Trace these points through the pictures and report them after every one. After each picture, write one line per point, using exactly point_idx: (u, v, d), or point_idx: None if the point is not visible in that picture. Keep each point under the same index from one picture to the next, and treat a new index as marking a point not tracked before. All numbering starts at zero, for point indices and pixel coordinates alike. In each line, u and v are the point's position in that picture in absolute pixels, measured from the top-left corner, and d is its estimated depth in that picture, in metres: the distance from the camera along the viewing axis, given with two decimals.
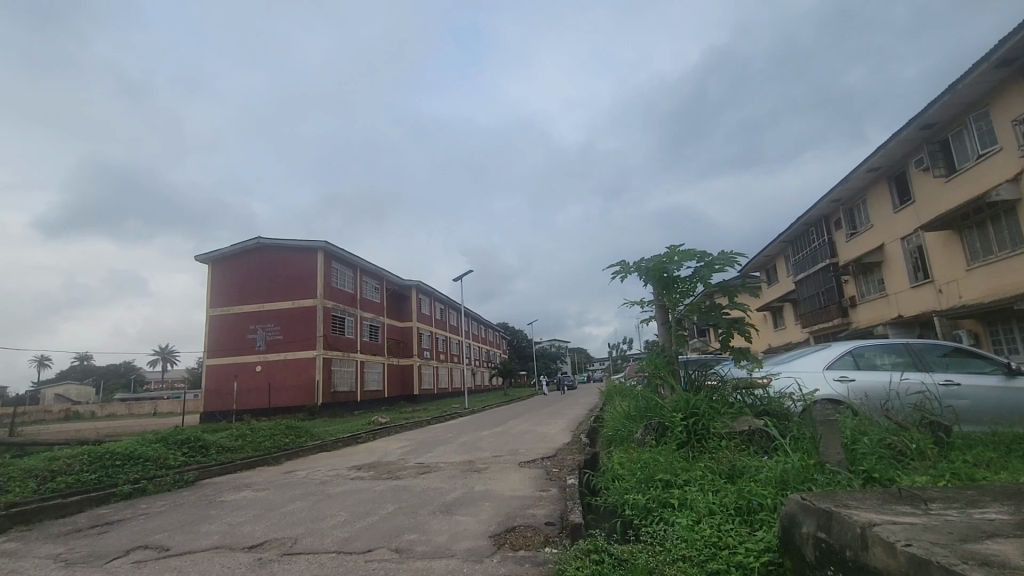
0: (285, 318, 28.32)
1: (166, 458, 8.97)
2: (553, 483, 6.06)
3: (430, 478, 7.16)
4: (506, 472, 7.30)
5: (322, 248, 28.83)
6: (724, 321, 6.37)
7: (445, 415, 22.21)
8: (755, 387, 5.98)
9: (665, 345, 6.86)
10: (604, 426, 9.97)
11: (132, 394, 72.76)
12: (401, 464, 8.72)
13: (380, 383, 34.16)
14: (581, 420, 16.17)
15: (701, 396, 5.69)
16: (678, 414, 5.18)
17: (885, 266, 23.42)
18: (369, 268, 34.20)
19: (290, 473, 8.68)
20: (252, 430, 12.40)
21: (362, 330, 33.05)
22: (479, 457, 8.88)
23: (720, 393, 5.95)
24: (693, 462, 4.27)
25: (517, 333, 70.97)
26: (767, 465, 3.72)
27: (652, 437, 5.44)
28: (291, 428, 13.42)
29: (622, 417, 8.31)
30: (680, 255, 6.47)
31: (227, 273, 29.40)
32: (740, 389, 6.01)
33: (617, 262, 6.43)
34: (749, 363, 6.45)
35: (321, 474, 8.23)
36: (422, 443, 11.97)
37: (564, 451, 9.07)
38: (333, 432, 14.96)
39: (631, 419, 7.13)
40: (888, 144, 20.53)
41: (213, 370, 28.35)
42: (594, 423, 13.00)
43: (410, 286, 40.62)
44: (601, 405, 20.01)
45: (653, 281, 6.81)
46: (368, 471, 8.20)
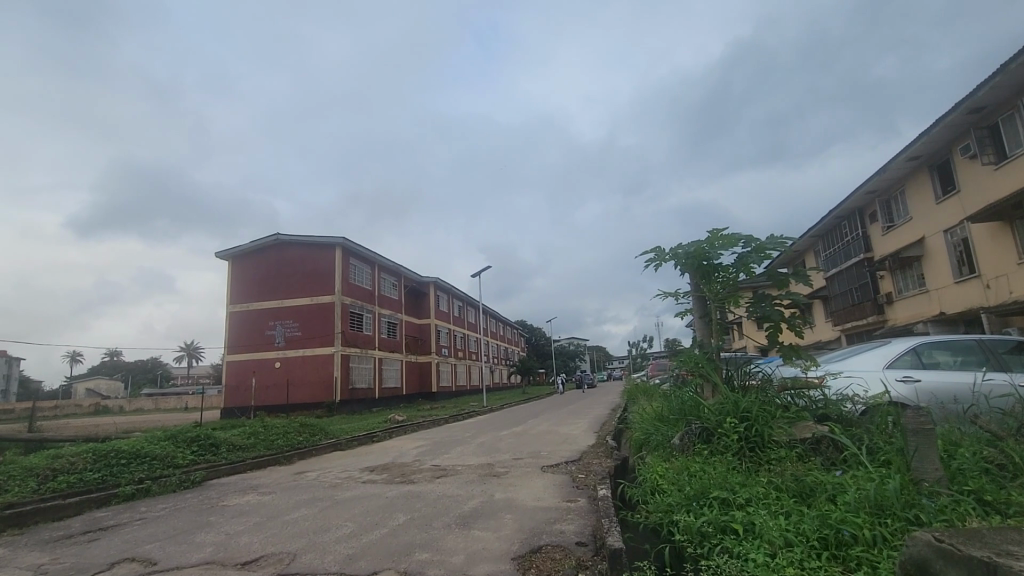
0: (303, 314, 28.21)
1: (174, 457, 8.64)
2: (580, 492, 5.46)
3: (446, 483, 6.64)
4: (529, 477, 6.73)
5: (340, 244, 28.61)
6: (775, 314, 5.64)
7: (464, 414, 21.81)
8: (807, 389, 5.29)
9: (705, 341, 6.19)
10: (633, 427, 9.35)
11: (159, 390, 73.97)
12: (417, 466, 8.20)
13: (398, 380, 33.94)
14: (604, 419, 15.52)
15: (750, 396, 5.04)
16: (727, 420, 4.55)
17: (926, 260, 22.22)
18: (387, 266, 33.91)
19: (301, 475, 8.23)
20: (265, 428, 12.08)
21: (379, 327, 32.77)
22: (499, 460, 8.33)
23: (769, 393, 5.27)
24: (753, 477, 3.65)
25: (535, 331, 70.26)
26: (850, 483, 3.10)
27: (694, 444, 4.82)
28: (305, 426, 13.04)
29: (654, 419, 7.66)
30: (722, 241, 5.80)
31: (247, 268, 29.41)
32: (788, 390, 5.35)
33: (652, 249, 5.82)
34: (802, 361, 5.74)
35: (331, 477, 7.75)
36: (439, 443, 11.47)
37: (590, 455, 8.44)
38: (348, 430, 14.59)
39: (667, 422, 6.48)
40: (932, 130, 19.31)
41: (234, 366, 28.41)
42: (619, 424, 12.34)
43: (427, 282, 40.25)
44: (625, 404, 19.34)
45: (691, 270, 6.15)
46: (381, 474, 7.70)
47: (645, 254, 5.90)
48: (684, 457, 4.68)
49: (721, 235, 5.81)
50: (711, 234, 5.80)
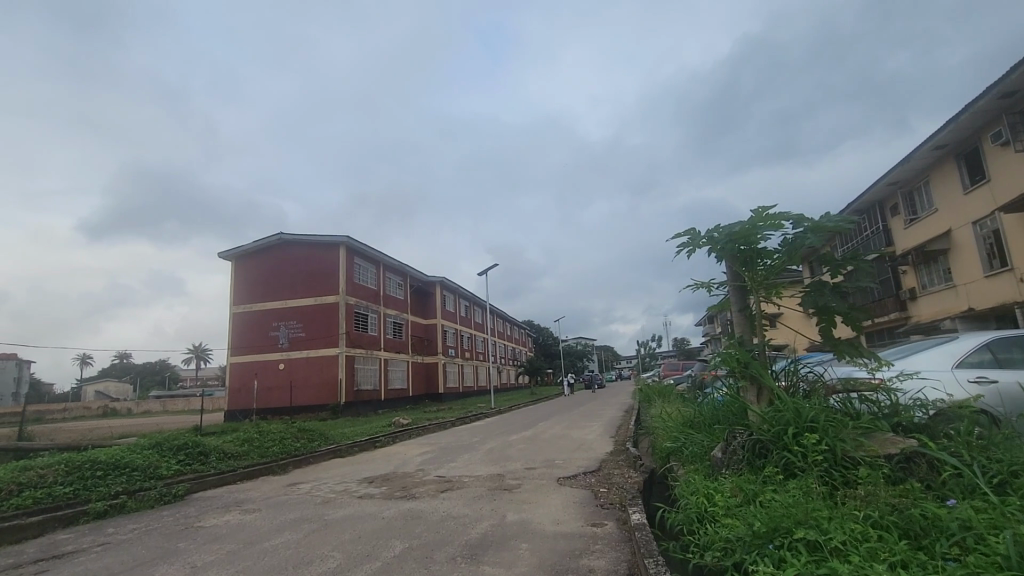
0: (307, 315, 27.59)
1: (156, 468, 7.95)
2: (606, 514, 4.69)
3: (453, 499, 5.87)
4: (544, 492, 5.95)
5: (344, 243, 27.95)
6: (835, 303, 4.79)
7: (471, 415, 21.13)
8: (869, 392, 4.51)
9: (745, 338, 5.37)
10: (656, 432, 8.56)
11: (167, 392, 73.46)
12: (419, 478, 7.44)
13: (404, 381, 33.30)
14: (619, 422, 14.77)
15: (811, 403, 4.26)
16: (789, 430, 3.79)
17: (953, 253, 21.26)
18: (391, 264, 33.24)
19: (293, 487, 7.50)
20: (261, 434, 11.38)
21: (385, 327, 32.11)
22: (511, 470, 7.56)
23: (819, 396, 4.50)
24: (839, 507, 2.91)
25: (543, 331, 69.58)
26: (995, 533, 2.34)
27: (746, 457, 4.05)
28: (304, 430, 12.35)
29: (684, 425, 6.87)
30: (769, 220, 4.98)
31: (250, 268, 28.84)
32: (838, 393, 4.60)
33: (686, 232, 5.08)
34: (867, 360, 4.90)
35: (324, 490, 7.02)
36: (446, 450, 10.71)
37: (610, 465, 7.64)
38: (351, 435, 13.86)
39: (703, 431, 5.70)
40: (960, 116, 18.33)
41: (237, 369, 27.83)
42: (637, 429, 11.55)
43: (433, 282, 39.70)
44: (640, 405, 18.54)
45: (731, 255, 5.36)
46: (381, 487, 6.96)
47: (677, 236, 5.13)
48: (735, 476, 3.91)
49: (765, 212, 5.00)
50: (755, 212, 4.99)
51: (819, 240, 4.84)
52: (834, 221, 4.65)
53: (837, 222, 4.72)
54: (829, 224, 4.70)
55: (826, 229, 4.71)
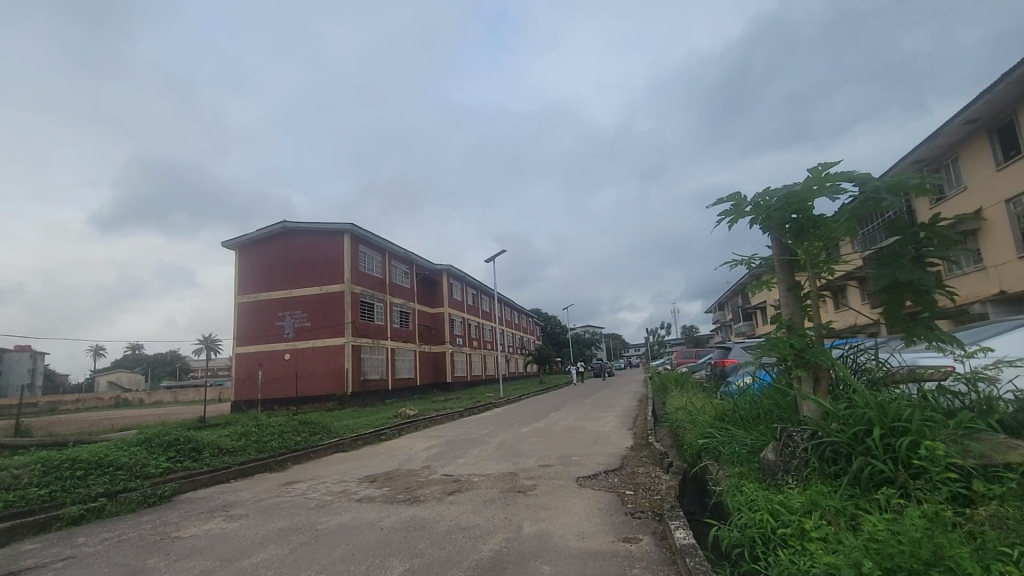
0: (312, 304, 27.08)
1: (143, 466, 7.42)
2: (640, 525, 4.09)
3: (462, 504, 5.22)
4: (564, 495, 5.30)
5: (349, 231, 27.30)
6: (903, 278, 4.02)
7: (480, 405, 20.60)
8: (950, 380, 3.79)
9: (794, 322, 4.65)
10: (680, 426, 7.88)
11: (178, 383, 73.73)
12: (424, 477, 6.81)
13: (411, 370, 32.83)
14: (635, 413, 14.10)
15: (889, 396, 3.53)
16: (872, 429, 3.08)
17: (983, 233, 20.23)
18: (397, 252, 32.62)
19: (289, 487, 6.91)
20: (260, 427, 10.82)
21: (392, 316, 31.59)
22: (524, 469, 6.91)
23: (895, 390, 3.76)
24: (971, 541, 2.21)
25: (551, 320, 68.99)
26: None
27: (817, 463, 3.34)
28: (305, 423, 11.80)
29: (718, 419, 6.18)
30: (830, 181, 4.15)
31: (254, 257, 28.33)
32: (906, 380, 4.08)
33: (728, 199, 4.37)
34: (947, 345, 4.13)
35: (321, 492, 6.41)
36: (454, 444, 10.10)
37: (633, 462, 6.99)
38: (354, 427, 13.29)
39: (747, 431, 5.01)
40: (995, 88, 17.19)
41: (242, 360, 27.39)
42: (656, 422, 10.87)
43: (440, 270, 39.10)
44: (654, 395, 17.85)
45: (780, 225, 4.60)
46: (383, 487, 6.35)
47: (718, 202, 4.40)
48: (804, 486, 3.22)
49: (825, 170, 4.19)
50: (814, 170, 4.16)
51: (895, 201, 4.00)
52: (918, 178, 3.81)
53: (919, 178, 3.88)
54: (910, 181, 3.86)
55: (907, 186, 3.88)
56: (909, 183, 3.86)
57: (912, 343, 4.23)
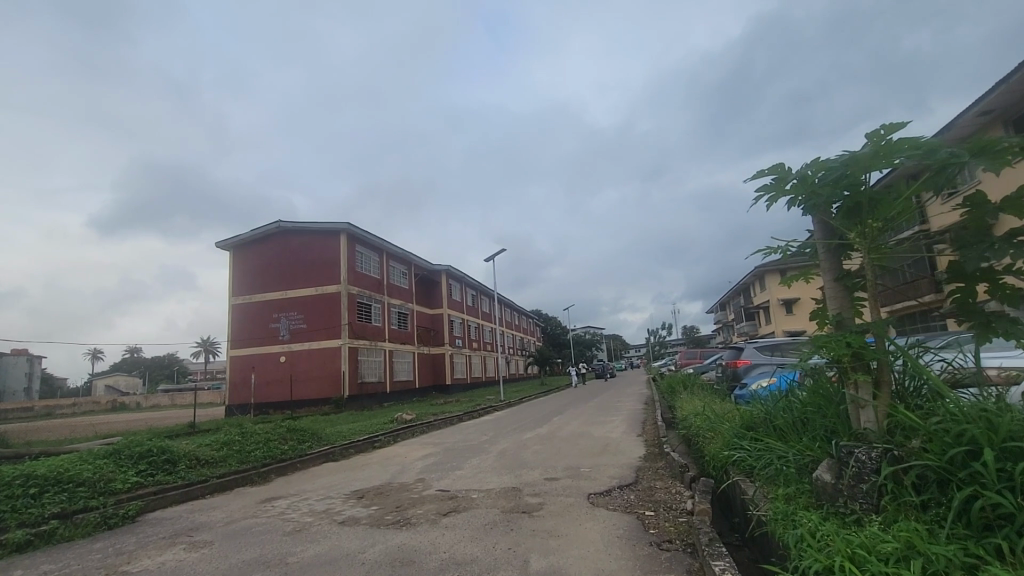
0: (308, 305, 26.38)
1: (108, 481, 6.74)
2: (672, 562, 3.43)
3: (458, 530, 4.50)
4: (575, 518, 4.62)
5: (345, 230, 26.63)
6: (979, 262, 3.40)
7: (480, 408, 19.92)
8: None
9: (843, 315, 4.01)
10: (697, 434, 7.21)
11: (176, 386, 72.81)
12: (417, 493, 6.11)
13: (410, 373, 32.15)
14: (642, 417, 13.40)
15: (991, 405, 2.80)
16: (985, 451, 2.36)
17: None
18: (395, 253, 32.00)
19: (267, 505, 6.20)
20: (244, 435, 10.14)
21: (390, 317, 30.87)
22: (529, 483, 6.23)
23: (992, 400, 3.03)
24: None
25: (551, 320, 68.41)
26: None
27: (905, 494, 2.65)
28: (294, 429, 11.10)
29: (747, 427, 5.53)
30: (892, 147, 3.37)
31: (249, 258, 27.65)
32: (982, 382, 3.46)
33: (767, 174, 3.70)
34: None
35: (302, 510, 5.73)
36: (452, 453, 9.41)
37: (649, 476, 6.31)
38: (346, 434, 12.57)
39: (790, 445, 4.34)
40: (1009, 79, 16.46)
41: (236, 363, 26.70)
42: (667, 428, 10.16)
43: (439, 271, 38.48)
44: (660, 397, 17.14)
45: (827, 203, 3.90)
46: (371, 506, 5.64)
47: (757, 175, 3.75)
48: (893, 524, 2.53)
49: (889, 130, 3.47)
50: (875, 129, 3.44)
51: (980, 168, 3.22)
52: (1013, 137, 3.01)
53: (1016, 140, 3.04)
54: (1000, 143, 3.06)
55: (997, 150, 3.10)
56: (999, 146, 3.07)
57: (986, 341, 3.63)
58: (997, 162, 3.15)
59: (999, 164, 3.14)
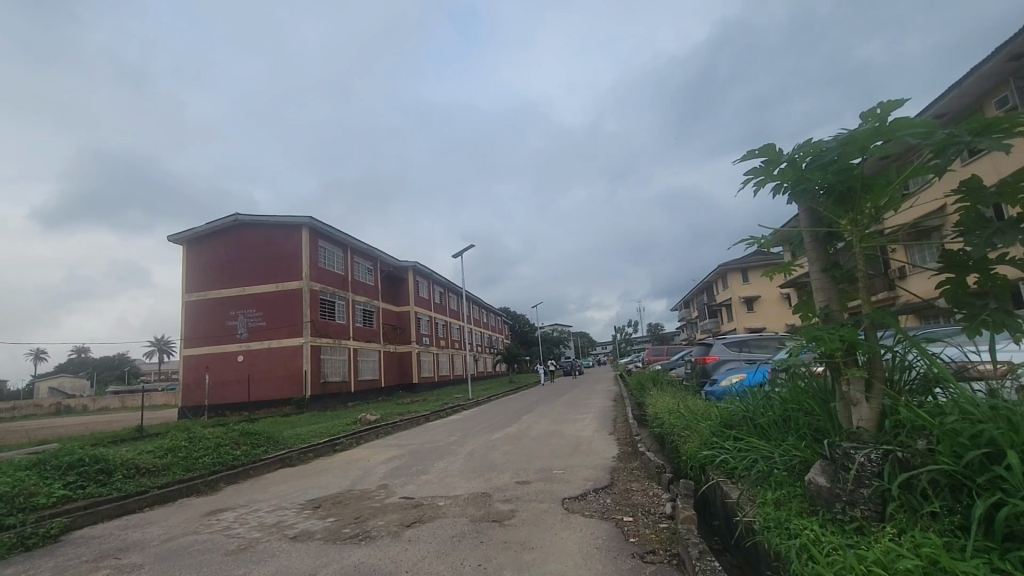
0: (267, 302, 25.28)
1: (28, 496, 6.03)
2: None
3: (422, 545, 4.08)
4: (550, 528, 4.29)
5: (307, 224, 25.63)
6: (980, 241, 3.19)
7: (448, 407, 19.48)
8: None
9: (830, 308, 3.79)
10: (672, 431, 7.00)
11: (127, 387, 69.45)
12: (379, 502, 5.66)
13: (375, 371, 31.36)
14: (612, 414, 13.20)
15: (1001, 402, 2.57)
16: (1009, 454, 2.11)
17: None
18: (360, 248, 31.08)
19: (212, 519, 5.65)
20: (192, 440, 9.43)
21: (354, 314, 30.00)
22: (499, 488, 5.86)
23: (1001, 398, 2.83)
24: None
25: (519, 318, 68.21)
26: None
27: (923, 504, 2.39)
28: (249, 433, 10.41)
29: (726, 425, 5.33)
30: (888, 125, 3.11)
31: (203, 253, 26.32)
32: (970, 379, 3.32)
33: (755, 155, 3.45)
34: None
35: (249, 525, 5.20)
36: (418, 455, 8.96)
37: (624, 477, 6.05)
38: (305, 437, 11.92)
39: (775, 446, 4.13)
40: (963, 82, 16.69)
41: (190, 362, 25.40)
42: (639, 426, 9.98)
43: (406, 267, 37.67)
44: (630, 395, 17.05)
45: (817, 191, 3.65)
46: (328, 518, 5.16)
47: (746, 157, 3.49)
48: (909, 539, 2.27)
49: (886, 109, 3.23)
50: (871, 108, 3.20)
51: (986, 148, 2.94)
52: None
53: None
54: (1006, 121, 2.79)
55: (1003, 129, 2.83)
56: (1006, 124, 2.80)
57: (974, 334, 3.47)
58: (1003, 141, 2.88)
59: (1004, 143, 2.86)
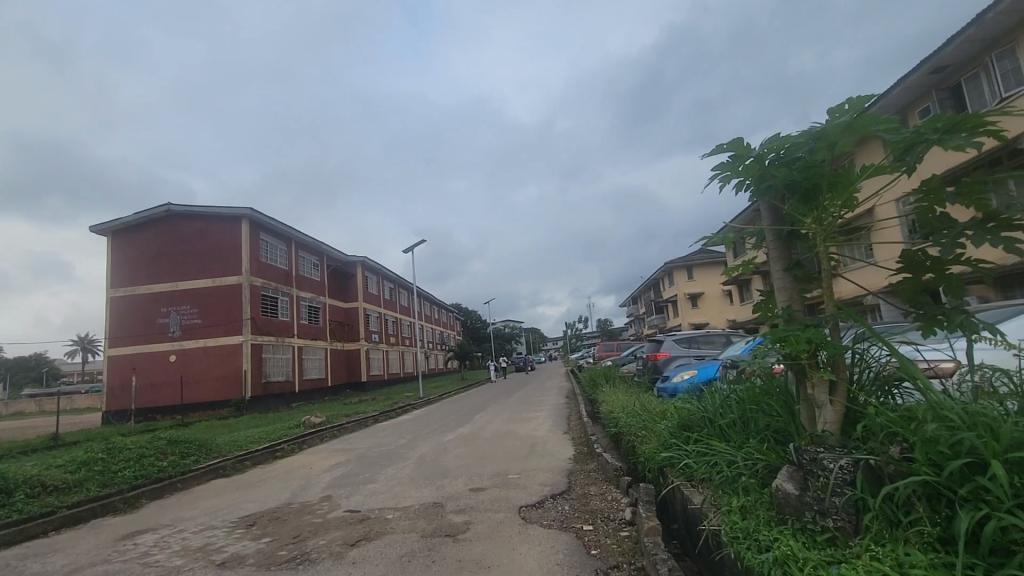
0: (203, 298, 23.72)
1: None
2: None
3: (368, 568, 3.71)
4: (507, 542, 4.03)
5: (247, 216, 24.20)
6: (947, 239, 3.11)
7: (398, 407, 18.91)
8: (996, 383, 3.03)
9: (794, 307, 3.69)
10: (628, 431, 6.88)
11: (44, 389, 63.97)
12: (321, 517, 5.22)
13: (322, 370, 30.20)
14: (565, 412, 13.10)
15: (971, 406, 2.51)
16: (994, 464, 2.02)
17: None
18: (305, 242, 29.74)
19: (129, 543, 5.04)
20: (111, 451, 8.56)
21: (299, 311, 28.69)
22: (452, 497, 5.54)
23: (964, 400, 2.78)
24: None
25: (471, 315, 67.71)
26: None
27: (902, 515, 2.28)
28: (178, 441, 9.58)
29: (683, 425, 5.23)
30: (857, 124, 3.03)
31: (130, 245, 24.36)
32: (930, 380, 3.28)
33: (723, 151, 3.31)
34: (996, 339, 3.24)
35: (172, 549, 4.65)
36: (365, 461, 8.49)
37: (582, 481, 5.87)
38: (241, 443, 11.13)
39: (737, 449, 4.03)
40: (889, 93, 17.64)
41: (115, 363, 23.50)
42: (593, 424, 9.89)
43: (354, 263, 36.43)
44: (582, 392, 17.07)
45: (781, 190, 3.56)
46: (262, 538, 4.68)
47: (715, 151, 3.33)
48: (890, 555, 2.15)
49: (855, 104, 3.15)
50: (841, 103, 3.10)
51: (957, 145, 2.85)
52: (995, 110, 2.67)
53: (996, 112, 2.70)
54: (976, 119, 2.71)
55: (974, 127, 2.75)
56: (977, 121, 2.72)
57: (930, 334, 3.47)
58: (972, 138, 2.80)
59: (972, 140, 2.79)
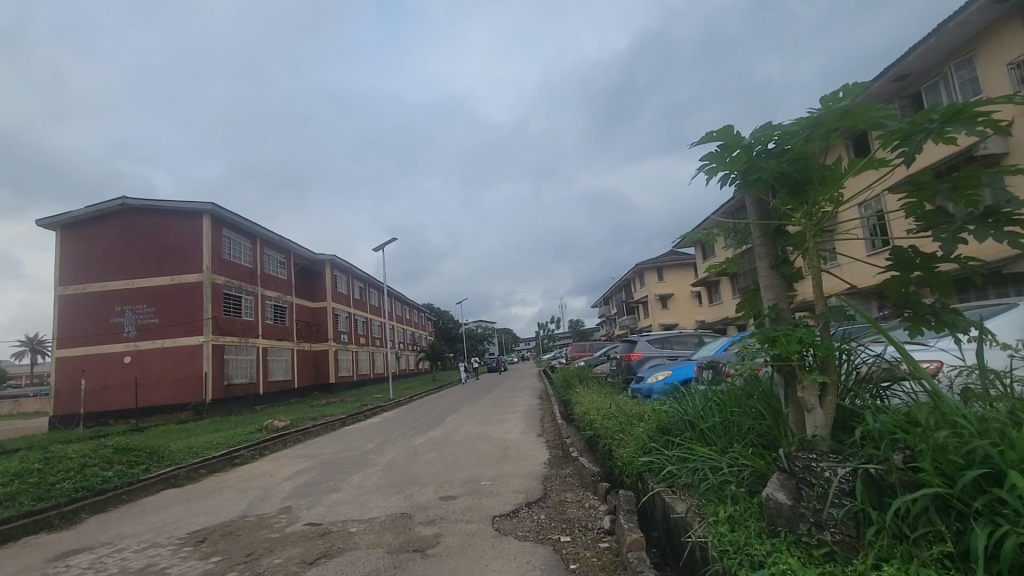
0: (161, 297, 22.61)
1: None
2: None
3: None
4: (480, 557, 3.75)
5: (209, 211, 23.18)
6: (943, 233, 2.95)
7: (367, 409, 18.37)
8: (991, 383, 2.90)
9: (781, 304, 3.51)
10: (604, 434, 6.69)
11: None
12: (278, 531, 4.85)
13: (288, 372, 29.27)
14: (539, 413, 12.87)
15: (974, 410, 2.36)
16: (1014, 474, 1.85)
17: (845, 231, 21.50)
18: (271, 239, 28.75)
19: (61, 565, 4.56)
20: (50, 460, 7.90)
21: (264, 311, 27.73)
22: (421, 506, 5.23)
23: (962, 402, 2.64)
24: None
25: (443, 315, 67.06)
26: None
27: (911, 531, 2.10)
28: (127, 448, 8.94)
29: (663, 428, 5.04)
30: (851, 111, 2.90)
31: (82, 241, 23.04)
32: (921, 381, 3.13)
33: (711, 139, 3.13)
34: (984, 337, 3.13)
35: (108, 571, 4.21)
36: (330, 467, 8.07)
37: (558, 487, 5.63)
38: (199, 449, 10.53)
39: (720, 453, 3.86)
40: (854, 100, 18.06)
41: (63, 365, 22.21)
42: (568, 426, 9.68)
43: (322, 261, 35.46)
44: (555, 393, 16.90)
45: (768, 182, 3.41)
46: (211, 557, 4.28)
47: (704, 139, 3.13)
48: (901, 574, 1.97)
49: (848, 92, 3.01)
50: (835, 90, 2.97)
51: (955, 135, 2.71)
52: (996, 97, 2.52)
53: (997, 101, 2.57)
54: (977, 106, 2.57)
55: (974, 116, 2.61)
56: (978, 110, 2.58)
57: (917, 334, 3.34)
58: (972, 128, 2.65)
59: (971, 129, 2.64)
